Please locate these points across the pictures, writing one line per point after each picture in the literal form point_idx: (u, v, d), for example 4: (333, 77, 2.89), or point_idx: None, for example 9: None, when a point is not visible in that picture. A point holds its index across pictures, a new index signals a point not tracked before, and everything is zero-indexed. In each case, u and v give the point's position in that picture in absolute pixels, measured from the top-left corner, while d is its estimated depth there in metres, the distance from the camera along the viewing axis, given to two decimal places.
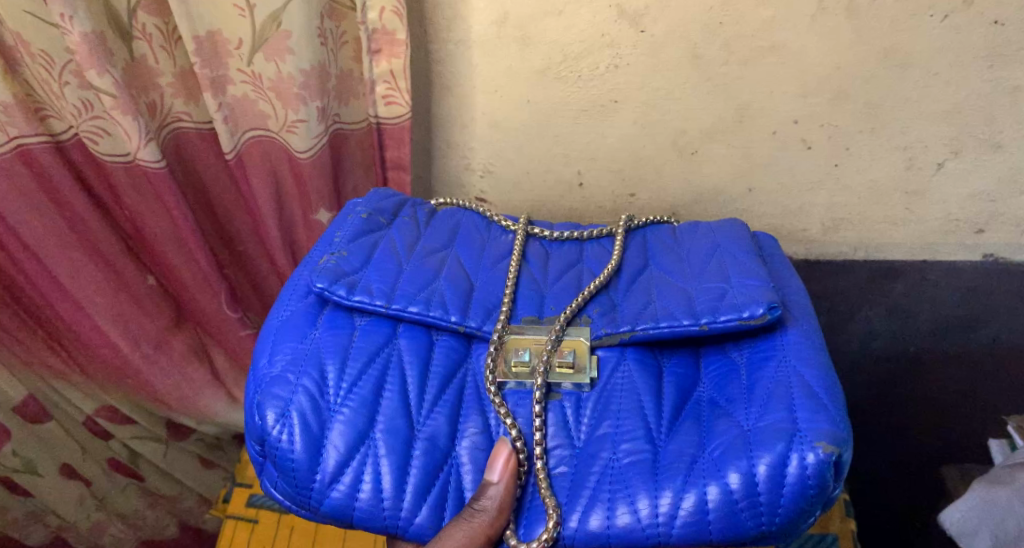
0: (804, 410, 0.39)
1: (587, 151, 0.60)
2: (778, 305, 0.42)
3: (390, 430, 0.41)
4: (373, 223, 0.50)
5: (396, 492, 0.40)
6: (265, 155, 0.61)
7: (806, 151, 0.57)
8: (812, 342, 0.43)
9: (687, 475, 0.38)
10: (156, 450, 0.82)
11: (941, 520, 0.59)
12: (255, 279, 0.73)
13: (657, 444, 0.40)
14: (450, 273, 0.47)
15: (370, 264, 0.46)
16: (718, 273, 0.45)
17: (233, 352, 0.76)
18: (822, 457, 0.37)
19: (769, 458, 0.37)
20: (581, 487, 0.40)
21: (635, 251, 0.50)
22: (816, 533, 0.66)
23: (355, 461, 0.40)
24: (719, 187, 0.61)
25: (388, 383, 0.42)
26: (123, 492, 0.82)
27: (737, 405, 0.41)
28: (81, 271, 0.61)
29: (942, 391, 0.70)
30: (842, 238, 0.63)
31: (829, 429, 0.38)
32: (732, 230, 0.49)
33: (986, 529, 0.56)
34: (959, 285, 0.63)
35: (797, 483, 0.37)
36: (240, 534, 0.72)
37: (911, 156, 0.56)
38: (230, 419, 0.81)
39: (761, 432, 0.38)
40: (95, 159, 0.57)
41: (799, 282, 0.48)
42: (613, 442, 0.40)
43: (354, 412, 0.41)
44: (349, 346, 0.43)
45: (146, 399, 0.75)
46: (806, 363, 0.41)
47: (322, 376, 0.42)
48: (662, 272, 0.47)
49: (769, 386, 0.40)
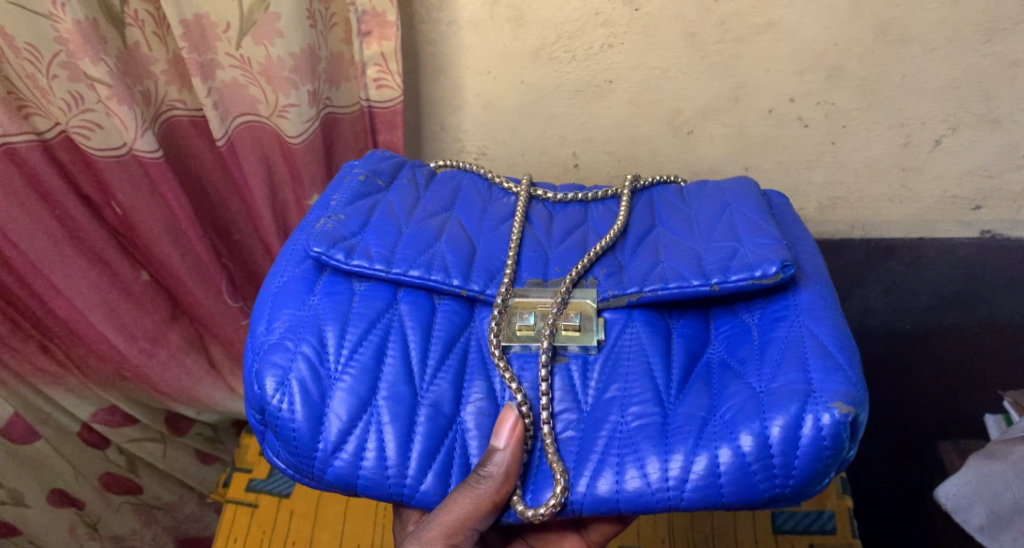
0: (818, 370, 0.39)
1: (583, 131, 0.60)
2: (791, 263, 0.41)
3: (393, 397, 0.41)
4: (371, 186, 0.49)
5: (401, 459, 0.40)
6: (256, 138, 0.60)
7: (803, 129, 0.57)
8: (826, 302, 0.43)
9: (699, 438, 0.38)
10: (155, 451, 0.81)
11: (938, 495, 0.61)
12: (251, 265, 0.72)
13: (667, 407, 0.40)
14: (451, 235, 0.47)
15: (368, 228, 0.46)
16: (728, 232, 0.45)
17: (230, 343, 0.76)
18: (837, 418, 0.37)
19: (783, 420, 0.37)
20: (589, 453, 0.40)
21: (642, 213, 0.50)
22: (814, 510, 0.66)
23: (358, 429, 0.40)
24: (715, 166, 0.60)
25: (390, 349, 0.42)
26: (117, 512, 0.82)
27: (749, 366, 0.41)
28: (73, 267, 0.60)
29: (939, 367, 0.71)
30: (839, 217, 0.63)
31: (844, 390, 0.37)
32: (742, 190, 0.49)
33: (980, 504, 0.57)
34: (955, 262, 0.64)
35: (812, 444, 0.37)
36: (240, 518, 0.72)
37: (908, 133, 0.56)
38: (229, 408, 0.80)
39: (773, 394, 0.38)
40: (82, 154, 0.56)
41: (813, 242, 0.48)
42: (621, 405, 0.41)
43: (357, 379, 0.41)
44: (350, 311, 0.43)
45: (145, 393, 0.74)
46: (820, 323, 0.41)
47: (322, 342, 0.42)
48: (669, 232, 0.47)
49: (781, 347, 0.40)
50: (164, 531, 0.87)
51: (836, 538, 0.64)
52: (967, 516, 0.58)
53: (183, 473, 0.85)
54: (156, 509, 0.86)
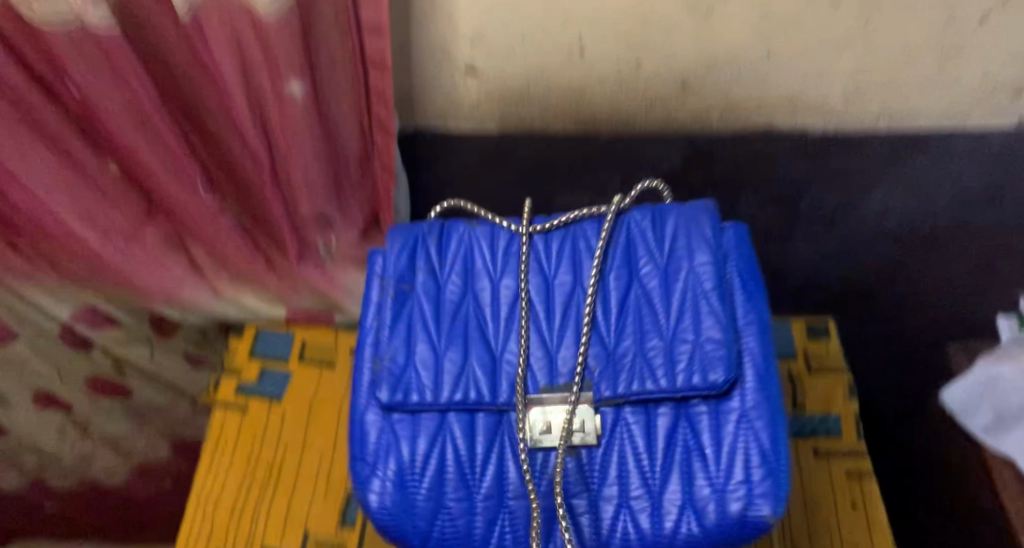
0: (759, 423, 0.39)
1: (588, 7, 0.50)
2: (733, 370, 0.39)
3: (460, 472, 0.41)
4: (402, 296, 0.45)
5: (465, 509, 0.40)
6: (224, 9, 0.47)
7: (834, 9, 0.49)
8: (767, 366, 0.41)
9: (687, 497, 0.39)
10: (141, 353, 0.75)
11: (944, 399, 0.59)
12: (230, 162, 0.61)
13: (649, 485, 0.40)
14: (478, 355, 0.43)
15: (416, 351, 0.43)
16: (687, 312, 0.42)
17: (215, 247, 0.67)
18: (763, 514, 0.37)
19: (738, 500, 0.38)
20: (598, 533, 0.40)
21: (617, 254, 0.45)
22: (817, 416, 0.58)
23: (433, 505, 0.40)
24: (733, 49, 0.53)
25: (451, 453, 0.41)
26: (110, 418, 0.76)
27: (701, 459, 0.39)
28: (30, 150, 0.55)
29: (957, 268, 0.67)
30: (865, 107, 0.57)
31: (761, 449, 0.38)
32: (696, 224, 0.44)
33: (987, 405, 0.55)
34: (983, 157, 0.58)
35: (737, 524, 0.38)
36: (230, 421, 0.66)
37: (952, 10, 0.49)
38: (215, 310, 0.74)
39: (727, 481, 0.38)
40: (22, 23, 0.46)
41: (746, 242, 0.44)
42: (624, 503, 0.40)
43: (435, 468, 0.41)
44: (422, 424, 0.42)
45: (123, 290, 0.70)
46: (754, 384, 0.40)
47: (408, 455, 0.41)
48: (643, 294, 0.43)
49: (732, 439, 0.39)
50: (160, 439, 0.80)
51: (840, 441, 0.56)
52: (972, 418, 0.56)
53: (171, 375, 0.77)
54: (150, 416, 0.78)
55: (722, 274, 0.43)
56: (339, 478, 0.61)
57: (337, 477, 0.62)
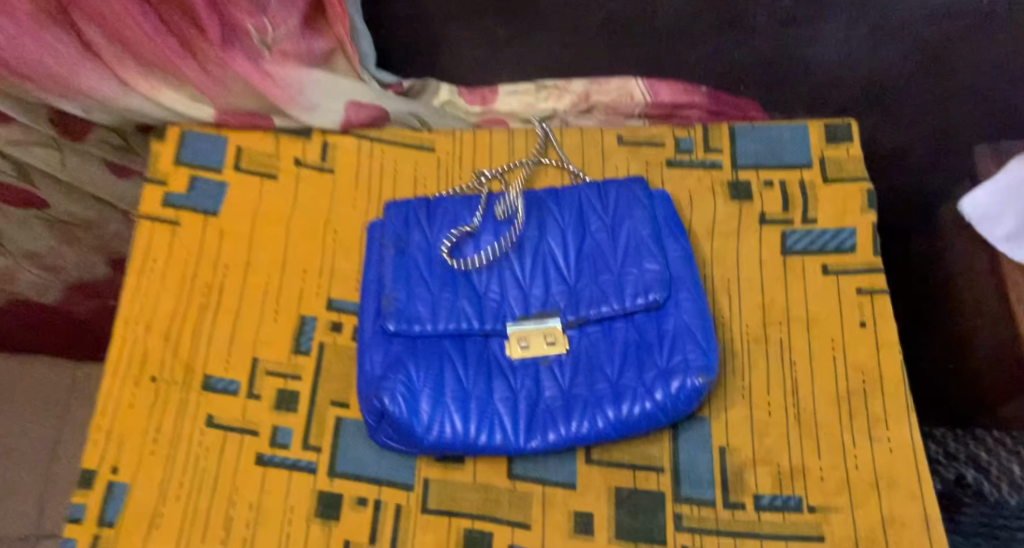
0: (702, 343, 0.41)
1: None
2: (666, 277, 0.43)
3: (476, 398, 0.41)
4: (400, 250, 0.46)
5: (480, 425, 0.40)
6: None
7: None
8: (698, 289, 0.44)
9: (627, 397, 0.40)
10: (44, 157, 0.52)
11: (959, 206, 0.50)
12: None
13: (579, 389, 0.41)
14: (466, 273, 0.45)
15: (422, 298, 0.44)
16: (634, 250, 0.45)
17: (107, 18, 0.46)
18: (697, 384, 0.40)
19: (675, 381, 0.40)
20: (536, 417, 0.41)
21: (571, 217, 0.48)
22: (829, 228, 0.48)
23: (444, 409, 0.40)
24: None
25: (460, 369, 0.42)
26: (22, 228, 0.58)
27: (647, 353, 0.42)
28: None
29: None
30: None
31: (699, 348, 0.41)
32: (632, 190, 0.48)
33: (1014, 212, 0.47)
34: None
35: (688, 397, 0.40)
36: (158, 238, 0.49)
37: None
38: (130, 111, 0.50)
39: (671, 368, 0.41)
40: None
41: (669, 202, 0.48)
42: (563, 398, 0.41)
43: (451, 384, 0.41)
44: (445, 353, 0.42)
45: (15, 93, 0.47)
46: (689, 298, 0.43)
47: (415, 377, 0.41)
48: (595, 238, 0.46)
49: (671, 333, 0.42)
50: (91, 253, 0.62)
51: (853, 257, 0.47)
52: (992, 227, 0.47)
53: (96, 188, 0.56)
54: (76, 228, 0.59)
55: (655, 216, 0.47)
56: (300, 270, 0.49)
57: (297, 273, 0.49)
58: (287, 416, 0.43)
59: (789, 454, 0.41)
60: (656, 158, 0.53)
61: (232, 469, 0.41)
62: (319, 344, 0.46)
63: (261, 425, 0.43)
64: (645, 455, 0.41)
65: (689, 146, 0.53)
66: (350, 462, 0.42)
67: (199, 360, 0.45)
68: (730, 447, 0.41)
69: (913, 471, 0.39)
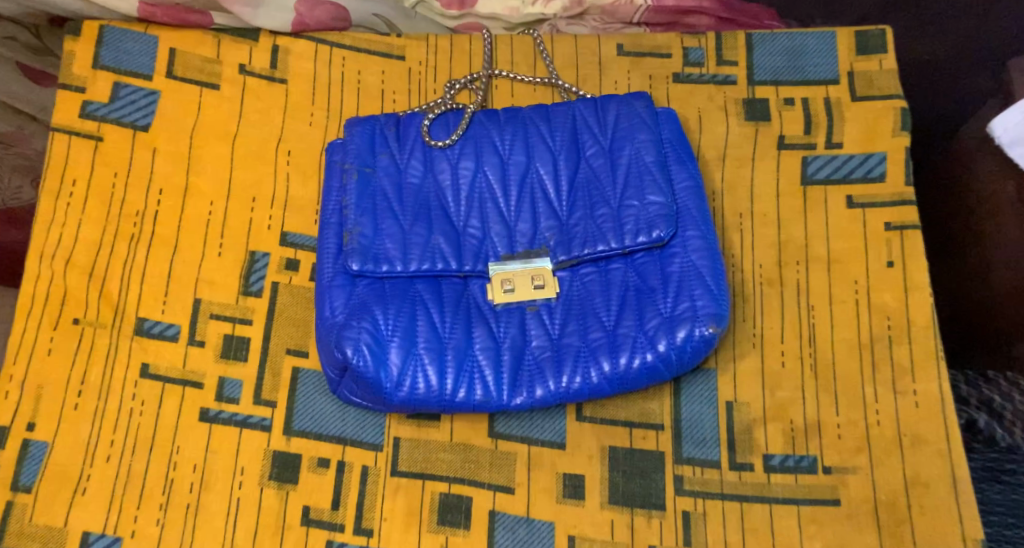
0: (711, 288, 0.36)
1: None
2: (673, 211, 0.37)
3: (452, 347, 0.35)
4: (362, 175, 0.39)
5: (457, 378, 0.35)
6: None
7: None
8: (708, 224, 0.38)
9: (625, 348, 0.35)
10: None
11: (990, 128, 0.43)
12: None
13: (571, 340, 0.36)
14: (440, 203, 0.39)
15: (389, 233, 0.37)
16: (635, 178, 0.39)
17: None
18: (707, 334, 0.35)
19: (681, 331, 0.35)
20: (522, 370, 0.36)
21: (563, 138, 0.41)
22: (858, 153, 0.42)
23: (416, 359, 0.35)
24: None
25: (432, 314, 0.36)
26: None
27: (649, 298, 0.36)
28: None
29: None
30: None
31: (709, 295, 0.36)
32: (633, 108, 0.41)
33: None
34: None
35: (695, 348, 0.35)
36: (78, 155, 0.40)
37: None
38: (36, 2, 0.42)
39: (677, 316, 0.35)
40: None
41: (677, 123, 0.42)
42: (554, 349, 0.36)
43: (423, 332, 0.35)
44: (416, 295, 0.36)
45: None
46: (697, 235, 0.37)
47: (382, 322, 0.35)
48: (590, 163, 0.40)
49: (676, 277, 0.36)
50: (11, 175, 0.42)
51: (882, 187, 0.41)
52: None
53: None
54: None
55: (661, 137, 0.40)
56: (248, 198, 0.41)
57: (245, 201, 0.41)
58: (235, 367, 0.38)
59: (804, 409, 0.37)
60: (661, 73, 0.46)
61: (172, 427, 0.36)
62: (272, 285, 0.40)
63: (205, 377, 0.37)
64: (643, 411, 0.37)
65: (700, 58, 0.46)
66: (309, 420, 0.37)
67: (131, 301, 0.38)
68: (738, 402, 0.37)
69: (941, 424, 0.35)
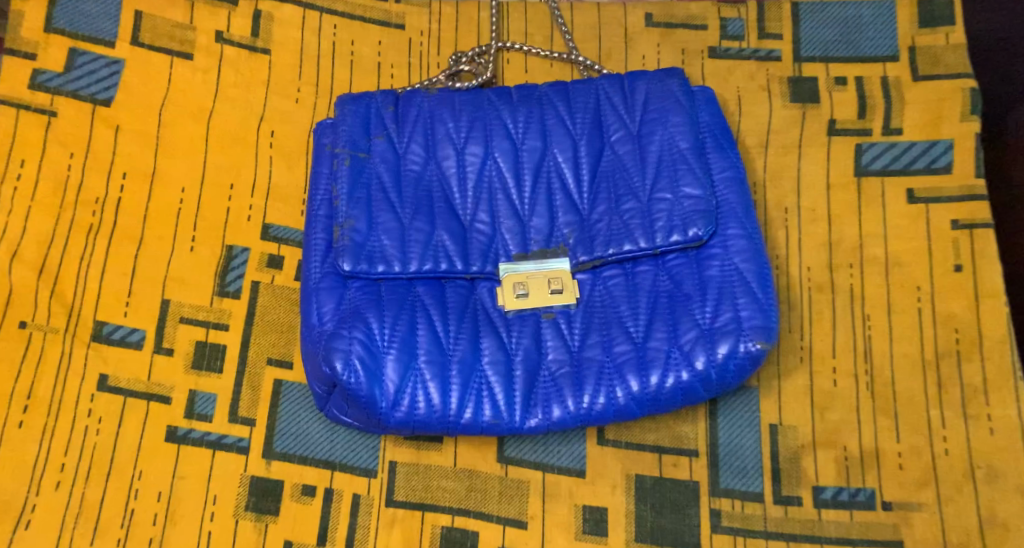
0: (758, 296, 0.31)
1: None
2: (712, 204, 0.32)
3: (457, 361, 0.31)
4: (355, 159, 0.34)
5: (463, 397, 0.30)
6: None
7: None
8: (751, 221, 0.33)
9: (657, 365, 0.31)
10: None
11: None
12: None
13: (594, 355, 0.31)
14: (443, 192, 0.34)
15: (387, 227, 0.32)
16: (669, 166, 0.34)
17: None
18: (754, 350, 0.30)
19: (724, 346, 0.30)
20: (536, 389, 0.31)
21: (584, 120, 0.35)
22: (918, 140, 0.37)
23: (417, 376, 0.30)
24: None
25: (433, 321, 0.31)
26: None
27: (684, 306, 0.31)
28: None
29: None
30: None
31: (755, 303, 0.31)
32: (667, 86, 0.36)
33: None
34: None
35: (739, 367, 0.30)
36: (28, 133, 0.35)
37: None
38: None
39: (718, 329, 0.31)
40: None
41: (714, 104, 0.36)
42: (574, 364, 0.31)
43: (424, 342, 0.31)
44: (415, 299, 0.32)
45: None
46: (738, 233, 0.33)
47: (377, 332, 0.30)
48: (614, 148, 0.35)
49: (717, 284, 0.32)
50: None
51: (947, 180, 0.36)
52: None
53: None
54: None
55: (696, 119, 0.35)
56: (226, 185, 0.36)
57: (222, 188, 0.36)
58: (208, 380, 0.33)
59: (859, 435, 0.32)
60: (695, 47, 0.41)
61: (134, 449, 0.31)
62: (251, 285, 0.35)
63: (174, 391, 0.32)
64: (674, 435, 0.33)
65: (739, 31, 0.41)
66: (293, 440, 0.32)
67: (87, 302, 0.33)
68: (783, 426, 0.32)
69: (1019, 455, 0.31)
